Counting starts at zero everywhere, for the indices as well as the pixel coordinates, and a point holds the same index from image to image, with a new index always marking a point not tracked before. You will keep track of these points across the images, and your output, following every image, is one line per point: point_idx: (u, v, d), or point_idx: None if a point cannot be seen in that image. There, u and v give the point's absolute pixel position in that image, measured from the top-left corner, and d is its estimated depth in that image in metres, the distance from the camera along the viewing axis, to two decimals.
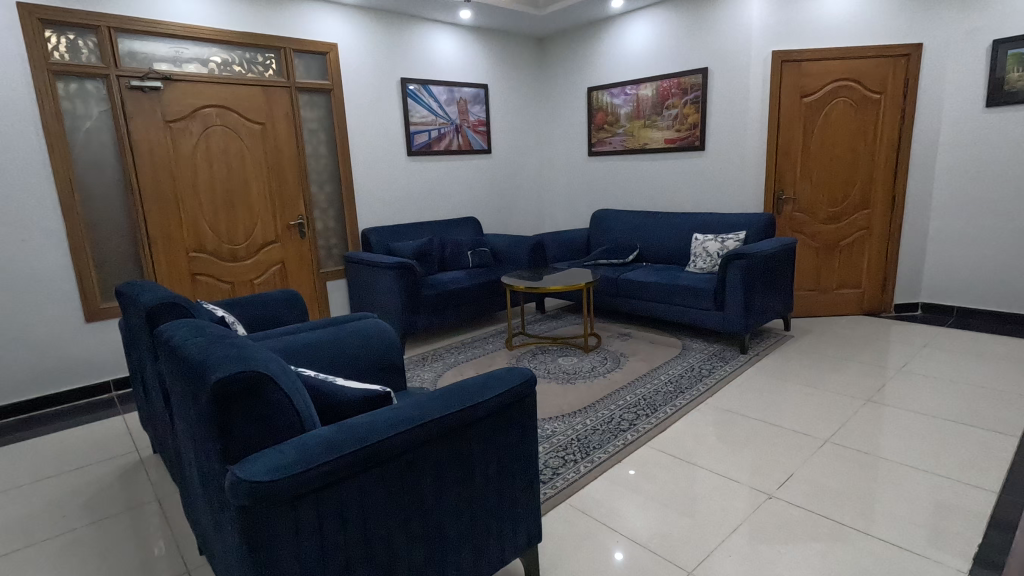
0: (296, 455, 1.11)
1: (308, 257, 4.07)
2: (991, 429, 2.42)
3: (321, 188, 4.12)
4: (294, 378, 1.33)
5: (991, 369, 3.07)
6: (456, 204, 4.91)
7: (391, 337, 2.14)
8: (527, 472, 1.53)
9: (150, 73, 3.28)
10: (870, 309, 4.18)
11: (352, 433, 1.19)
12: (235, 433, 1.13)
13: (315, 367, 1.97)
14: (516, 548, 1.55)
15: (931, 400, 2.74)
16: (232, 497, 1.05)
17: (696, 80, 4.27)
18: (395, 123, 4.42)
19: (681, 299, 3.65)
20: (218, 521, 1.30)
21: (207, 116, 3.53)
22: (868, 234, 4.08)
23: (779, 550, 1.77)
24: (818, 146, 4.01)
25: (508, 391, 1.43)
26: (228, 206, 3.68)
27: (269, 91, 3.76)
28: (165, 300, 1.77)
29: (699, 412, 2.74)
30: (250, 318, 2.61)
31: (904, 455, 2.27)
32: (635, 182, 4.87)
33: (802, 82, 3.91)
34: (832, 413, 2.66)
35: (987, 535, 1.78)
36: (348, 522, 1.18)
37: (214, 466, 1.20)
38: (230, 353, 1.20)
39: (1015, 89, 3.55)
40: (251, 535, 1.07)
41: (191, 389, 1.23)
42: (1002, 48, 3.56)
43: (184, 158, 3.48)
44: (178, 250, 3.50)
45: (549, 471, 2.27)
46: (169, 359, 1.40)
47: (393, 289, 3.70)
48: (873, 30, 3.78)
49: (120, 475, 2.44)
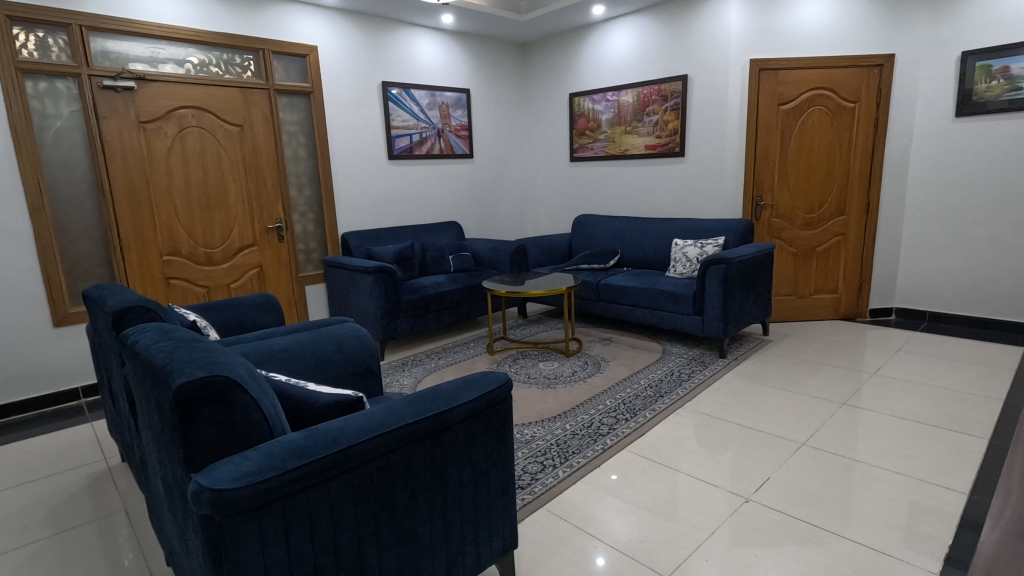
0: (263, 462, 1.09)
1: (287, 261, 4.01)
2: (961, 432, 2.46)
3: (300, 191, 4.07)
4: (264, 385, 1.30)
5: (961, 372, 3.14)
6: (438, 208, 4.89)
7: (368, 341, 2.11)
8: (503, 478, 1.52)
9: (123, 73, 3.21)
10: (845, 314, 4.25)
11: (321, 439, 1.17)
12: (199, 440, 1.10)
13: (288, 371, 1.93)
14: (492, 554, 1.53)
15: (904, 403, 2.78)
16: (195, 507, 1.03)
17: (676, 87, 4.32)
18: (376, 127, 4.39)
19: (662, 304, 3.67)
20: (183, 530, 1.26)
21: (182, 117, 3.47)
22: (844, 240, 4.15)
23: (755, 552, 1.78)
24: (795, 153, 4.07)
25: (483, 395, 1.41)
26: (204, 208, 3.61)
27: (247, 92, 3.71)
28: (133, 304, 1.72)
29: (677, 416, 2.75)
30: (224, 322, 2.56)
31: (878, 458, 2.30)
32: (616, 188, 4.90)
33: (779, 90, 3.98)
34: (808, 417, 2.68)
35: (957, 536, 1.80)
36: (316, 530, 1.15)
37: (179, 475, 1.16)
38: (196, 358, 1.17)
39: (982, 99, 3.64)
40: (216, 544, 1.05)
41: (155, 394, 1.20)
42: (971, 59, 3.65)
43: (158, 159, 3.41)
44: (151, 252, 3.43)
45: (527, 476, 2.26)
46: (134, 363, 1.37)
47: (373, 293, 3.66)
48: (848, 40, 3.87)
49: (87, 485, 2.37)
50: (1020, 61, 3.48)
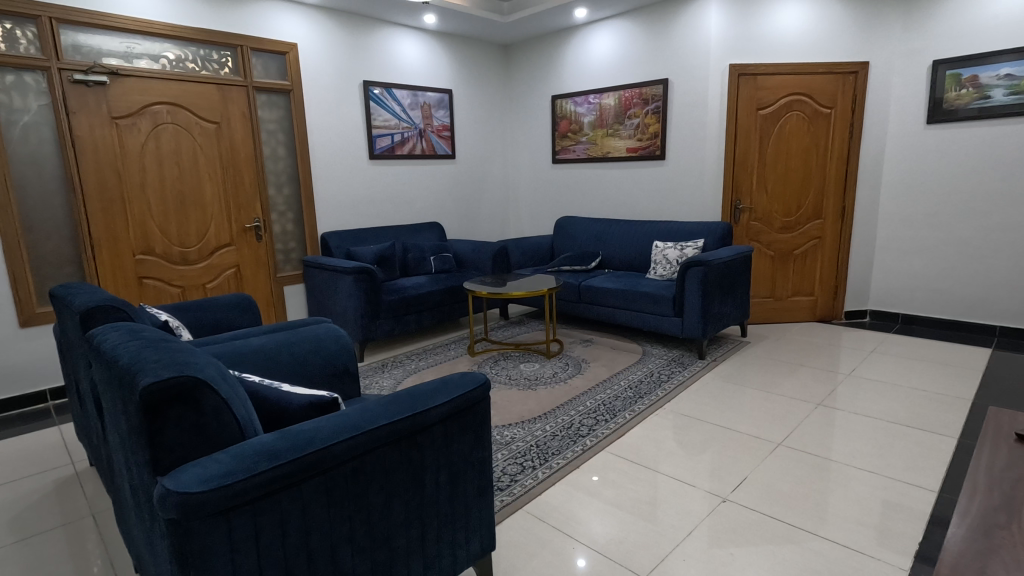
0: (232, 464, 1.06)
1: (265, 261, 3.95)
2: (932, 432, 2.51)
3: (279, 190, 4.01)
4: (235, 385, 1.28)
5: (932, 373, 3.21)
6: (419, 208, 4.87)
7: (346, 342, 2.09)
8: (481, 479, 1.51)
9: (95, 67, 3.13)
10: (822, 316, 4.33)
11: (294, 440, 1.15)
12: (166, 442, 1.07)
13: (262, 373, 1.90)
14: (470, 557, 1.52)
15: (878, 404, 2.83)
16: (161, 511, 1.00)
17: (657, 91, 4.36)
18: (356, 126, 4.35)
19: (642, 306, 3.69)
20: (150, 535, 1.22)
21: (157, 114, 3.40)
22: (820, 244, 4.22)
23: (732, 552, 1.79)
24: (773, 157, 4.13)
25: (461, 396, 1.40)
26: (179, 206, 3.54)
27: (224, 89, 3.65)
28: (102, 304, 1.68)
29: (656, 417, 2.77)
30: (198, 322, 2.51)
31: (853, 458, 2.33)
32: (597, 190, 4.92)
33: (758, 94, 4.04)
34: (785, 417, 2.72)
35: (927, 533, 1.84)
36: (288, 533, 1.13)
37: (145, 478, 1.13)
38: (165, 358, 1.14)
39: (953, 107, 3.74)
40: (183, 548, 1.02)
41: (121, 395, 1.16)
42: (942, 67, 3.75)
43: (131, 155, 3.33)
44: (123, 251, 3.35)
45: (506, 478, 2.24)
46: (101, 364, 1.33)
47: (352, 293, 3.62)
48: (824, 48, 3.94)
49: (53, 490, 2.30)
50: (989, 71, 3.58)
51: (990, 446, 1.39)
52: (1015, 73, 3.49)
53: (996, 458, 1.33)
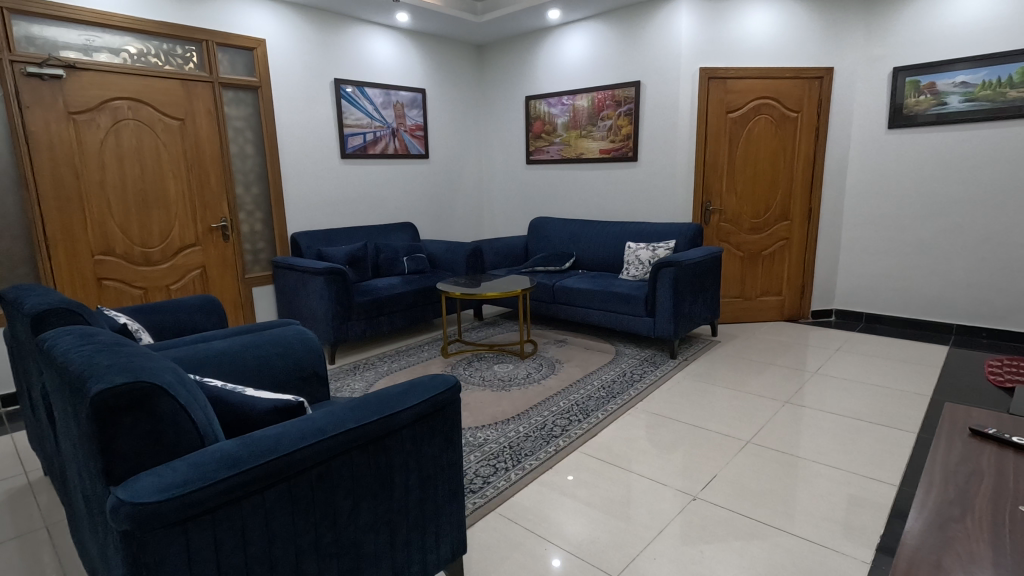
0: (190, 473, 1.02)
1: (232, 261, 3.86)
2: (894, 428, 2.59)
3: (247, 190, 3.92)
4: (195, 389, 1.23)
5: (894, 371, 3.31)
6: (392, 208, 4.81)
7: (314, 344, 2.04)
8: (451, 482, 1.49)
9: (50, 60, 3.01)
10: (789, 315, 4.43)
11: (257, 447, 1.11)
12: (119, 451, 1.02)
13: (226, 377, 1.84)
14: (440, 561, 1.50)
15: (842, 401, 2.91)
16: (113, 523, 0.95)
17: (629, 93, 4.40)
18: (327, 124, 4.28)
19: (615, 306, 3.71)
20: (103, 547, 1.17)
21: (117, 109, 3.28)
22: (788, 244, 4.32)
23: (702, 549, 1.81)
24: (742, 160, 4.21)
25: (430, 399, 1.38)
26: (140, 204, 3.43)
27: (189, 85, 3.55)
28: (55, 307, 1.61)
29: (629, 416, 2.79)
30: (160, 325, 2.42)
31: (819, 454, 2.39)
32: (570, 191, 4.95)
33: (727, 98, 4.11)
34: (754, 415, 2.77)
35: (888, 525, 1.90)
36: (250, 543, 1.10)
37: (98, 488, 1.09)
38: (118, 363, 1.10)
39: (913, 113, 3.86)
40: (136, 560, 0.98)
41: (72, 403, 1.12)
42: (902, 74, 3.87)
43: (89, 152, 3.21)
44: (81, 251, 3.22)
45: (478, 480, 2.23)
46: (51, 371, 1.27)
47: (323, 295, 3.56)
48: (790, 53, 4.04)
49: (4, 502, 2.19)
50: (945, 79, 3.72)
51: (946, 441, 1.44)
52: (970, 80, 3.63)
53: (952, 452, 1.38)
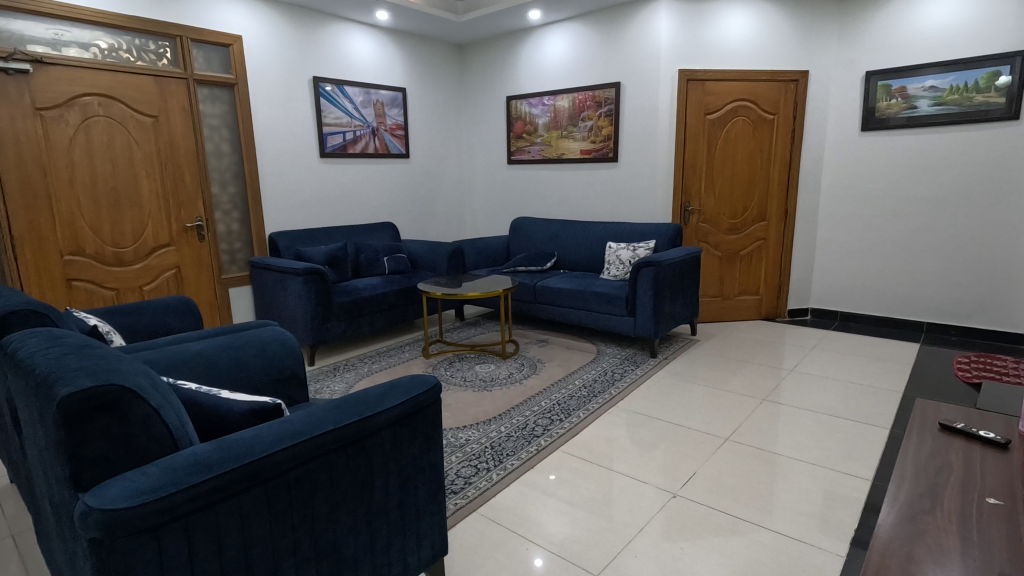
0: (163, 477, 1.00)
1: (208, 261, 3.79)
2: (867, 424, 2.65)
3: (223, 189, 3.85)
4: (167, 392, 1.21)
5: (868, 368, 3.39)
6: (372, 208, 4.77)
7: (292, 345, 2.01)
8: (432, 483, 1.48)
9: (16, 54, 2.92)
10: (766, 314, 4.51)
11: (232, 450, 1.09)
12: (89, 456, 0.99)
13: (201, 380, 1.80)
14: (421, 562, 1.49)
15: (818, 398, 2.96)
16: (82, 530, 0.92)
17: (609, 94, 4.43)
18: (306, 122, 4.23)
19: (596, 305, 3.73)
20: (72, 555, 1.14)
21: (87, 106, 3.20)
22: (765, 245, 4.39)
23: (682, 546, 1.83)
24: (720, 161, 4.26)
25: (410, 400, 1.37)
26: (112, 202, 3.34)
27: (162, 81, 3.47)
28: (20, 309, 1.56)
29: (610, 415, 2.81)
30: (132, 327, 2.36)
31: (795, 450, 2.43)
32: (552, 191, 4.96)
33: (706, 99, 4.16)
34: (733, 413, 2.80)
35: (862, 519, 1.94)
36: (225, 548, 1.08)
37: (66, 495, 1.05)
38: (86, 366, 1.06)
39: (885, 116, 3.96)
40: (106, 569, 0.95)
41: (38, 407, 1.08)
42: (874, 78, 3.96)
43: (58, 149, 3.12)
44: (49, 251, 3.13)
45: (460, 480, 2.22)
46: (16, 374, 1.23)
47: (302, 296, 3.51)
48: (767, 56, 4.10)
49: None
50: (915, 83, 3.81)
51: (918, 436, 1.47)
52: (939, 84, 3.73)
53: (923, 447, 1.41)
